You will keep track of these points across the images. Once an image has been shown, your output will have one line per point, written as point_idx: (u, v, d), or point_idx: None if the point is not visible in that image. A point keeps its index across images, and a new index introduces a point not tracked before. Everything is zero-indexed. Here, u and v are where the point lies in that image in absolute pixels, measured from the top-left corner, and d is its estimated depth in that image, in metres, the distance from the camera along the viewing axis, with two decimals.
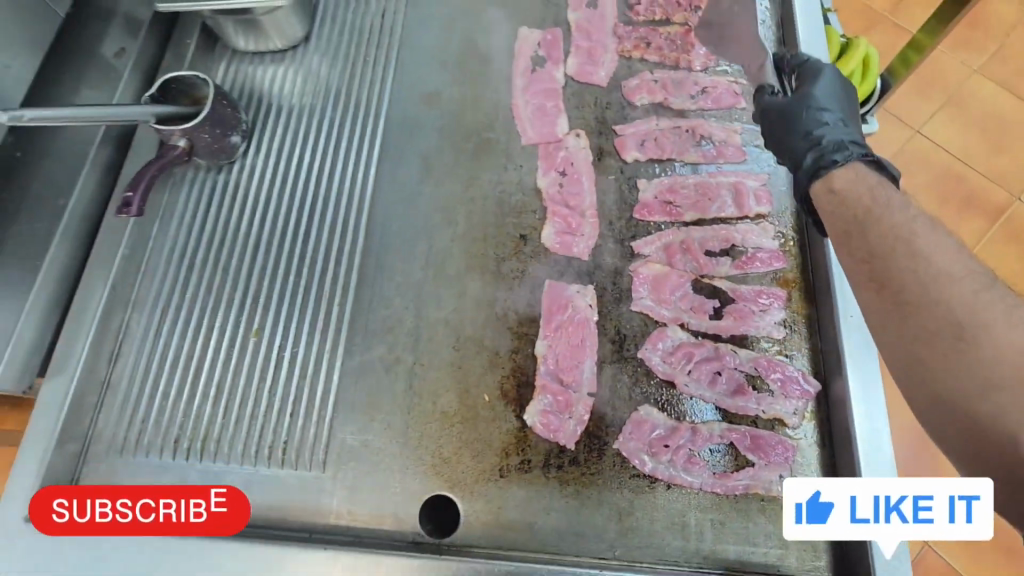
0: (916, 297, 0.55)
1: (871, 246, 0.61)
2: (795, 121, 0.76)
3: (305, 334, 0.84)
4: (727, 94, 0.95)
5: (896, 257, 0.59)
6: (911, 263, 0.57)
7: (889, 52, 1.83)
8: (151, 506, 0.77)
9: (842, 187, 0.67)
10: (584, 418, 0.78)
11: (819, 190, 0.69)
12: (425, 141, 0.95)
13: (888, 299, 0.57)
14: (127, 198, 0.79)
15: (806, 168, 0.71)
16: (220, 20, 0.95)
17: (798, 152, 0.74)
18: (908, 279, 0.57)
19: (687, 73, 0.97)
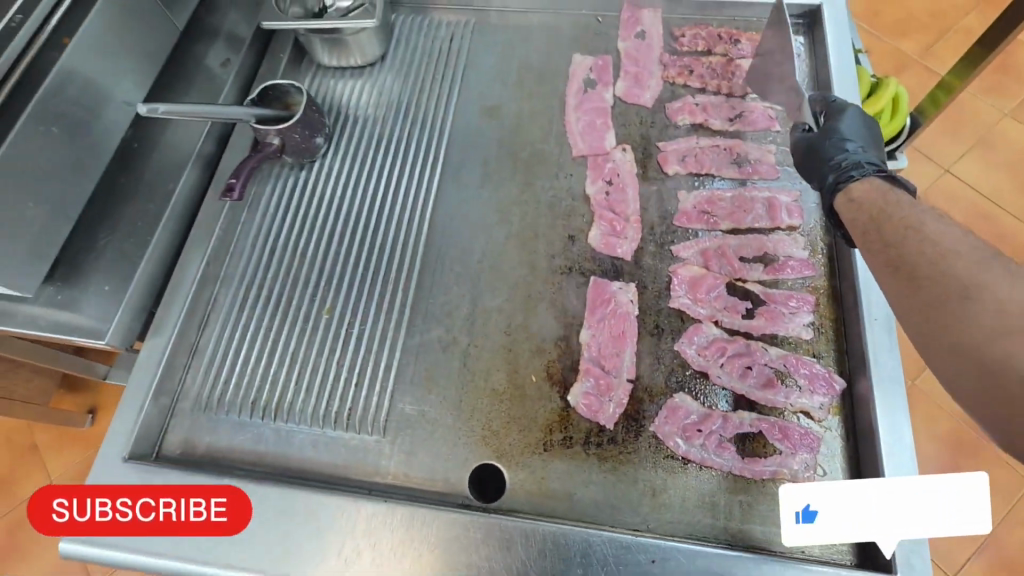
0: (927, 273, 0.63)
1: (885, 237, 0.69)
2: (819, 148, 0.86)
3: (373, 314, 0.93)
4: (763, 118, 1.04)
5: (907, 244, 0.66)
6: (918, 244, 0.65)
7: (919, 93, 1.91)
8: (151, 506, 0.80)
9: (860, 196, 0.77)
10: (623, 401, 0.85)
11: (841, 203, 0.79)
12: (486, 149, 1.06)
13: (902, 279, 0.65)
14: (231, 184, 0.93)
15: (827, 189, 0.81)
16: (311, 37, 1.08)
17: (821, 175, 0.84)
18: (917, 258, 0.64)
19: (726, 99, 1.06)
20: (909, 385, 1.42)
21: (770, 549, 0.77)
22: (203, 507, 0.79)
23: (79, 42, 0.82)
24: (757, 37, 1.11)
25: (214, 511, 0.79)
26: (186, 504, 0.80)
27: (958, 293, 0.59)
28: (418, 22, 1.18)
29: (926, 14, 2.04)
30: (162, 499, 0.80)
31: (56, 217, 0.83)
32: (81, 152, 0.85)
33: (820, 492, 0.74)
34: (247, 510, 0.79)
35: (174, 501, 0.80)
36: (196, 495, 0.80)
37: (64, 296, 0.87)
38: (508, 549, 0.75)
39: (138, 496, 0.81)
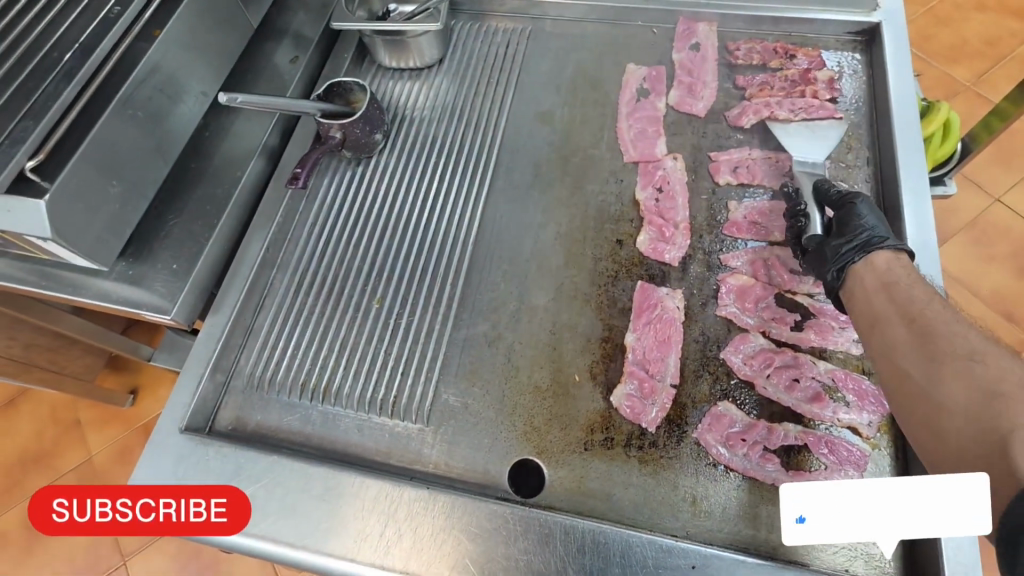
0: (935, 334, 0.70)
1: (907, 297, 0.76)
2: (849, 210, 0.88)
3: (421, 305, 0.95)
4: (822, 110, 1.03)
5: (927, 310, 0.73)
6: (940, 314, 0.72)
7: (971, 119, 1.86)
8: (152, 505, 0.85)
9: (881, 261, 0.83)
10: (665, 405, 0.85)
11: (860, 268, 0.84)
12: (537, 153, 1.08)
13: (914, 332, 0.72)
14: (297, 172, 0.98)
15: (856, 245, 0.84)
16: (375, 39, 1.12)
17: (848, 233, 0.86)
18: (933, 320, 0.72)
19: (787, 97, 1.06)
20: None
21: (813, 565, 0.75)
22: (203, 507, 0.81)
23: (167, 33, 0.88)
24: (814, 52, 1.11)
25: (214, 511, 0.81)
26: (185, 503, 0.83)
27: (963, 354, 0.66)
28: (476, 28, 1.22)
29: (980, 40, 2.00)
30: (162, 500, 0.84)
31: (135, 195, 0.88)
32: (160, 136, 0.90)
33: (816, 491, 0.67)
34: (247, 512, 0.80)
35: (174, 501, 0.84)
36: (196, 495, 0.82)
37: (134, 272, 0.93)
38: (546, 544, 0.76)
39: (138, 496, 0.85)
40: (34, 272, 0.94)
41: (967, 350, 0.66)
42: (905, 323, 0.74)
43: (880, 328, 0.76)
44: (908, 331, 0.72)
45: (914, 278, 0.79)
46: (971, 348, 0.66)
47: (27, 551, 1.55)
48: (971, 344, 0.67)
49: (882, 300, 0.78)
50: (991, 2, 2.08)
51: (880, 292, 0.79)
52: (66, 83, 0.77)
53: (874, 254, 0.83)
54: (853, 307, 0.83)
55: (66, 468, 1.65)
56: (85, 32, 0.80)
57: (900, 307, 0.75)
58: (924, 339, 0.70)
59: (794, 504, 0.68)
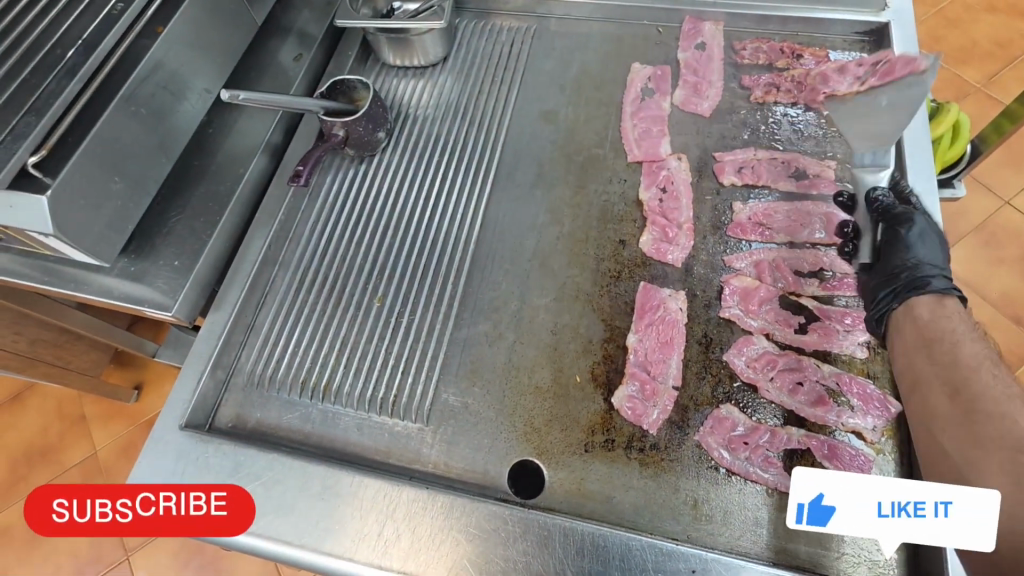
0: (983, 411, 0.70)
1: (953, 362, 0.76)
2: (896, 247, 0.88)
3: (422, 304, 0.95)
4: (901, 64, 0.92)
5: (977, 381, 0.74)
6: (989, 387, 0.72)
7: (981, 121, 1.84)
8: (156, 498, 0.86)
9: (926, 311, 0.83)
10: (667, 407, 0.85)
11: (901, 312, 0.84)
12: (540, 152, 1.07)
13: (959, 404, 0.72)
14: (299, 170, 0.98)
15: (900, 287, 0.85)
16: (379, 36, 1.12)
17: (890, 273, 0.87)
18: (981, 394, 0.72)
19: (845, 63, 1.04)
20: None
21: (816, 570, 0.74)
22: (203, 500, 0.82)
23: (171, 30, 0.88)
24: (821, 52, 1.10)
25: (214, 504, 0.82)
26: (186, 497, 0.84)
27: (1009, 442, 0.67)
28: (480, 26, 1.21)
29: (990, 42, 1.98)
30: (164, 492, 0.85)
31: (138, 192, 0.88)
32: (164, 133, 0.90)
33: (828, 481, 0.70)
34: (246, 505, 0.80)
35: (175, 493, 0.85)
36: (196, 489, 0.83)
37: (136, 268, 0.93)
38: (544, 546, 0.76)
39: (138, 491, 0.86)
40: (36, 267, 0.94)
41: (1011, 436, 0.67)
42: (948, 393, 0.74)
43: (921, 392, 0.76)
44: (952, 403, 0.73)
45: (959, 338, 0.78)
46: (1015, 435, 0.67)
47: (31, 545, 1.56)
48: (1017, 427, 0.68)
49: (924, 362, 0.78)
50: (1003, 3, 2.06)
51: (922, 351, 0.79)
52: (69, 80, 0.77)
53: (918, 297, 0.84)
54: (891, 358, 0.84)
55: (70, 463, 1.65)
56: (89, 29, 0.80)
57: (945, 375, 0.75)
58: (967, 416, 0.71)
59: (800, 489, 0.72)
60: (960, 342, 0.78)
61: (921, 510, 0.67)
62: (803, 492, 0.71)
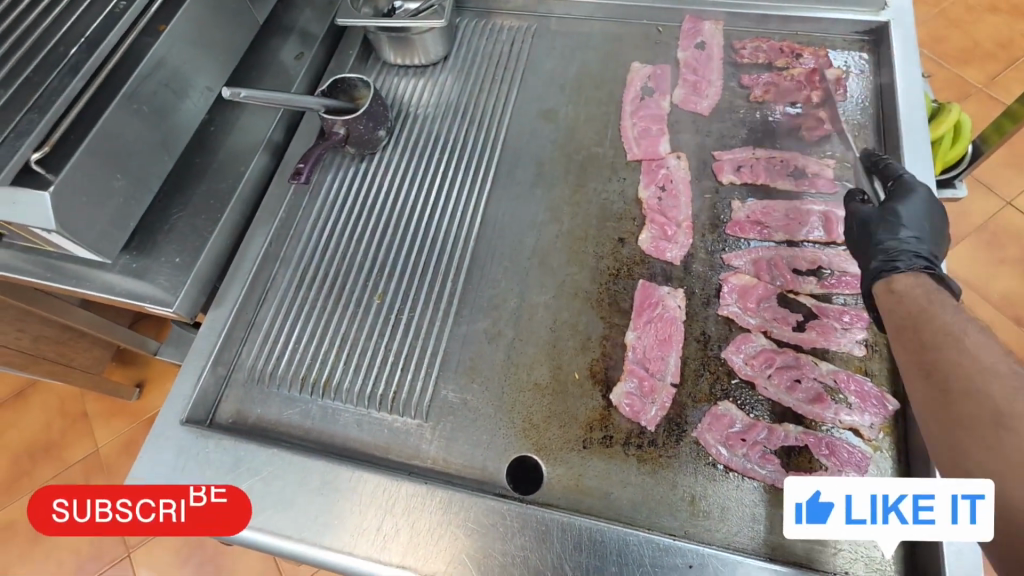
0: (958, 386, 0.63)
1: (924, 337, 0.69)
2: (875, 228, 0.85)
3: (422, 302, 0.96)
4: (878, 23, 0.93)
5: (947, 353, 0.66)
6: (959, 355, 0.65)
7: (982, 121, 1.84)
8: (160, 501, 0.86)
9: (901, 289, 0.77)
10: (665, 404, 0.85)
11: (881, 290, 0.80)
12: (541, 150, 1.08)
13: (934, 384, 0.65)
14: (300, 168, 0.98)
15: (872, 272, 0.82)
16: (380, 35, 1.13)
17: (867, 257, 0.84)
18: (953, 366, 0.64)
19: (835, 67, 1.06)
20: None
21: (815, 567, 0.75)
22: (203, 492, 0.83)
23: (173, 29, 0.88)
24: (821, 52, 1.10)
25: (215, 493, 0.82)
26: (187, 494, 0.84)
27: (993, 418, 0.59)
28: (481, 26, 1.22)
29: (992, 43, 1.98)
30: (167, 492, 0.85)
31: (140, 188, 0.89)
32: (165, 130, 0.91)
33: (824, 481, 0.75)
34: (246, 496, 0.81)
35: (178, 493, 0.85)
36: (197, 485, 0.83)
37: (138, 265, 0.94)
38: (543, 541, 0.76)
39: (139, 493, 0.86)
40: (40, 264, 0.94)
41: (994, 408, 0.59)
42: (921, 372, 0.67)
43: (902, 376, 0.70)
44: (928, 384, 0.66)
45: (932, 307, 0.72)
46: (996, 407, 0.59)
47: (34, 541, 1.57)
48: (997, 399, 0.60)
49: (898, 341, 0.72)
50: (1005, 5, 2.06)
51: (897, 330, 0.73)
52: (72, 77, 0.77)
53: (894, 277, 0.79)
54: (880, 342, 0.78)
55: (73, 460, 1.66)
56: (92, 27, 0.81)
57: (915, 351, 0.69)
58: (943, 394, 0.64)
59: (796, 489, 0.77)
60: (933, 312, 0.71)
61: (919, 510, 0.72)
62: (800, 491, 0.76)
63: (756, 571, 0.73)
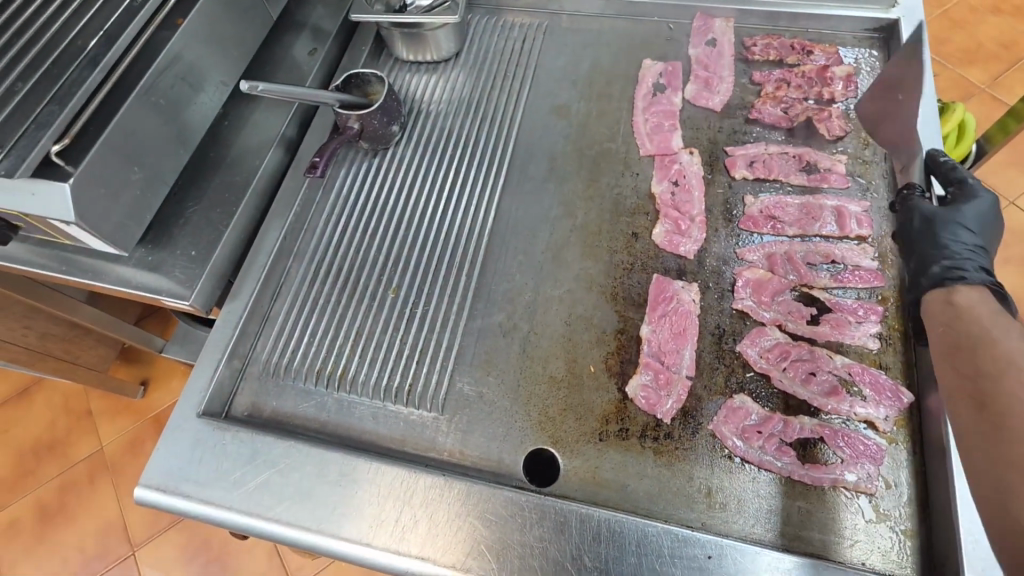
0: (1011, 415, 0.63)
1: (978, 359, 0.69)
2: (940, 229, 0.84)
3: (437, 296, 0.96)
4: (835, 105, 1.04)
5: (1003, 380, 0.66)
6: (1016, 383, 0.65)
7: (986, 121, 1.85)
8: None
9: (961, 301, 0.77)
10: (681, 396, 0.85)
11: (937, 296, 0.80)
12: (553, 146, 1.08)
13: (984, 409, 0.65)
14: (314, 162, 0.99)
15: (932, 278, 0.82)
16: (392, 31, 1.13)
17: (929, 260, 0.83)
18: (1010, 395, 0.64)
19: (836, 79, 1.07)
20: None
21: (831, 558, 0.75)
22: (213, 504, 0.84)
23: (190, 23, 0.88)
24: (831, 48, 1.11)
25: None
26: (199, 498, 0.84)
27: None
28: (492, 23, 1.22)
29: (995, 43, 1.99)
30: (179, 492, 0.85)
31: (156, 182, 0.89)
32: (181, 125, 0.91)
33: None
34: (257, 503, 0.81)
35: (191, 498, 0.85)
36: (212, 477, 0.83)
37: (153, 258, 0.94)
38: (561, 532, 0.76)
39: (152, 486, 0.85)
40: (53, 258, 0.95)
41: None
42: (972, 401, 0.67)
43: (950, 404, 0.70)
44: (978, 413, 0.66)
45: (991, 331, 0.71)
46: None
47: (39, 539, 1.57)
48: None
49: (951, 367, 0.72)
50: (1008, 6, 2.07)
51: (950, 353, 0.73)
52: (91, 70, 0.77)
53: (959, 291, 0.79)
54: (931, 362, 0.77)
55: (77, 458, 1.66)
56: (109, 21, 0.81)
57: (971, 380, 0.68)
58: (997, 426, 0.63)
59: None
60: (992, 337, 0.70)
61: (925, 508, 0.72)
62: None
63: (776, 561, 0.73)
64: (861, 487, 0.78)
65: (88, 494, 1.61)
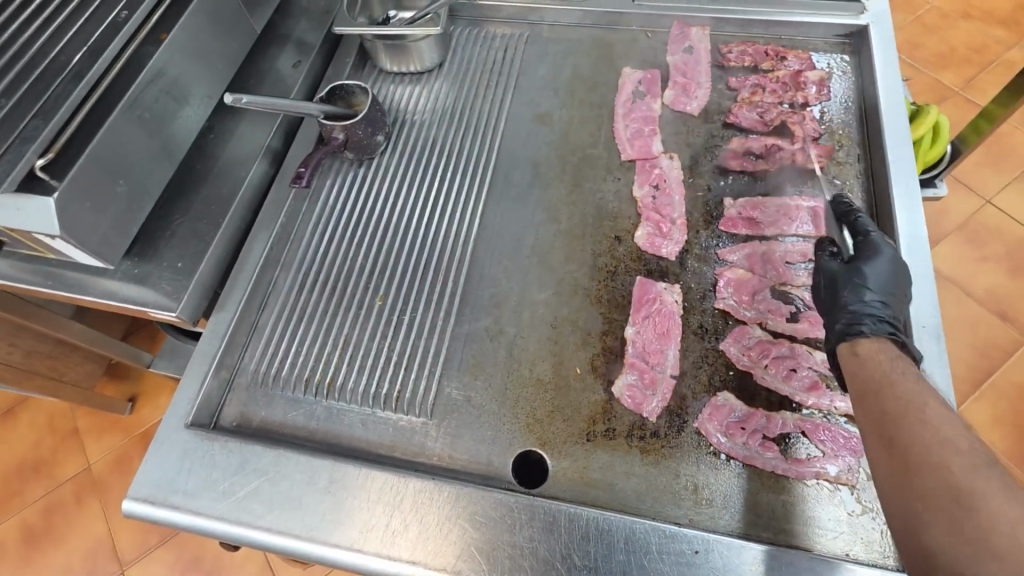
0: (919, 461, 0.62)
1: (885, 406, 0.69)
2: (842, 288, 0.84)
3: (423, 303, 0.97)
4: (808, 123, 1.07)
5: (906, 423, 0.66)
6: (921, 427, 0.64)
7: (960, 121, 1.90)
8: None
9: (864, 350, 0.78)
10: (666, 396, 0.87)
11: (845, 351, 0.80)
12: (536, 153, 1.10)
13: (895, 454, 0.64)
14: (301, 172, 1.02)
15: (836, 333, 0.82)
16: (376, 43, 1.15)
17: (833, 318, 0.84)
18: (914, 440, 0.64)
19: (804, 85, 1.11)
20: (963, 405, 1.51)
21: (816, 550, 0.76)
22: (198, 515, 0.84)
23: (175, 38, 0.89)
24: (805, 54, 1.14)
25: None
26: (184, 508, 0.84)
27: (950, 492, 0.58)
28: (474, 33, 1.24)
29: (966, 47, 2.05)
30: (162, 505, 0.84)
31: (140, 195, 0.90)
32: (165, 138, 0.92)
33: None
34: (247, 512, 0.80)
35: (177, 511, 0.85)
36: (198, 486, 0.83)
37: (139, 270, 0.94)
38: (550, 531, 0.77)
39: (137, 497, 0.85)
40: (38, 272, 0.94)
41: (952, 484, 0.58)
42: (883, 446, 0.66)
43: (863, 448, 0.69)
44: (901, 475, 0.63)
45: (898, 379, 0.71)
46: (955, 484, 0.58)
47: (25, 562, 1.54)
48: (955, 477, 0.59)
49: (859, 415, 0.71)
50: (977, 11, 2.13)
51: (858, 402, 0.72)
52: (74, 85, 0.77)
53: (856, 341, 0.79)
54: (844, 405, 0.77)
55: (64, 477, 1.64)
56: (93, 36, 0.81)
57: (880, 422, 0.68)
58: (902, 465, 0.63)
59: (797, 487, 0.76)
60: (893, 381, 0.71)
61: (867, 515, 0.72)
62: None
63: (761, 554, 0.74)
64: (843, 479, 0.80)
65: (76, 516, 1.59)
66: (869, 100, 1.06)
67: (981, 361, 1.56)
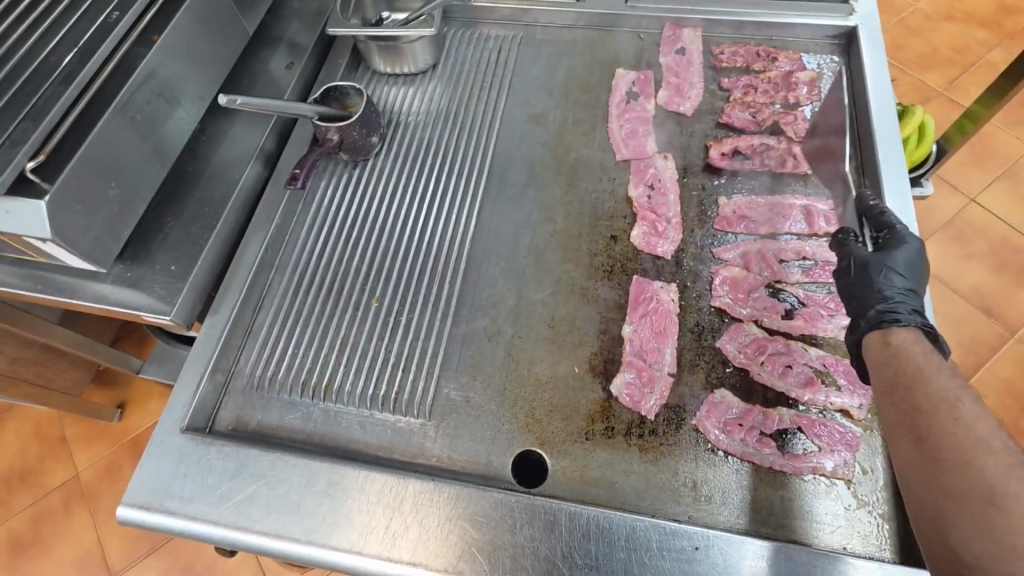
0: (952, 459, 0.63)
1: (916, 401, 0.69)
2: (874, 273, 0.84)
3: (421, 304, 0.97)
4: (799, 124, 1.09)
5: (938, 421, 0.66)
6: (953, 425, 0.65)
7: (945, 121, 1.93)
8: None
9: (897, 342, 0.77)
10: (664, 394, 0.87)
11: (875, 340, 0.79)
12: (531, 153, 1.11)
13: (927, 452, 0.65)
14: (296, 173, 1.01)
15: (869, 319, 0.81)
16: (370, 45, 1.15)
17: (865, 304, 0.83)
18: (946, 438, 0.64)
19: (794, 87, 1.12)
20: None
21: (814, 544, 0.77)
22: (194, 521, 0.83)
23: (167, 40, 0.89)
24: (795, 55, 1.15)
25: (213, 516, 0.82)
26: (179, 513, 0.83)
27: (983, 492, 0.59)
28: (468, 35, 1.25)
29: (949, 48, 2.09)
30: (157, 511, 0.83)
31: (133, 198, 0.89)
32: (158, 140, 0.91)
33: None
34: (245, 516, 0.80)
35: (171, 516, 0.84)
36: (194, 491, 0.82)
37: (132, 274, 0.93)
38: (551, 530, 0.77)
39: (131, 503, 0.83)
40: (28, 277, 0.93)
41: (985, 484, 0.59)
42: (913, 442, 0.67)
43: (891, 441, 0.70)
44: (931, 472, 0.64)
45: (930, 373, 0.71)
46: (989, 485, 0.59)
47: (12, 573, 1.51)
48: (987, 477, 0.60)
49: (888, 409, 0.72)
50: (960, 13, 2.17)
51: (887, 394, 0.73)
52: (65, 87, 0.77)
53: (894, 328, 0.78)
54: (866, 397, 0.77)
55: (53, 486, 1.61)
56: (84, 37, 0.81)
57: (911, 417, 0.69)
58: (934, 465, 0.64)
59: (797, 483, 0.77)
60: (927, 377, 0.70)
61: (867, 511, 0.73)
62: None
63: (761, 550, 0.74)
64: (839, 474, 0.81)
65: (65, 525, 1.56)
66: (859, 100, 1.07)
67: (967, 357, 1.58)
